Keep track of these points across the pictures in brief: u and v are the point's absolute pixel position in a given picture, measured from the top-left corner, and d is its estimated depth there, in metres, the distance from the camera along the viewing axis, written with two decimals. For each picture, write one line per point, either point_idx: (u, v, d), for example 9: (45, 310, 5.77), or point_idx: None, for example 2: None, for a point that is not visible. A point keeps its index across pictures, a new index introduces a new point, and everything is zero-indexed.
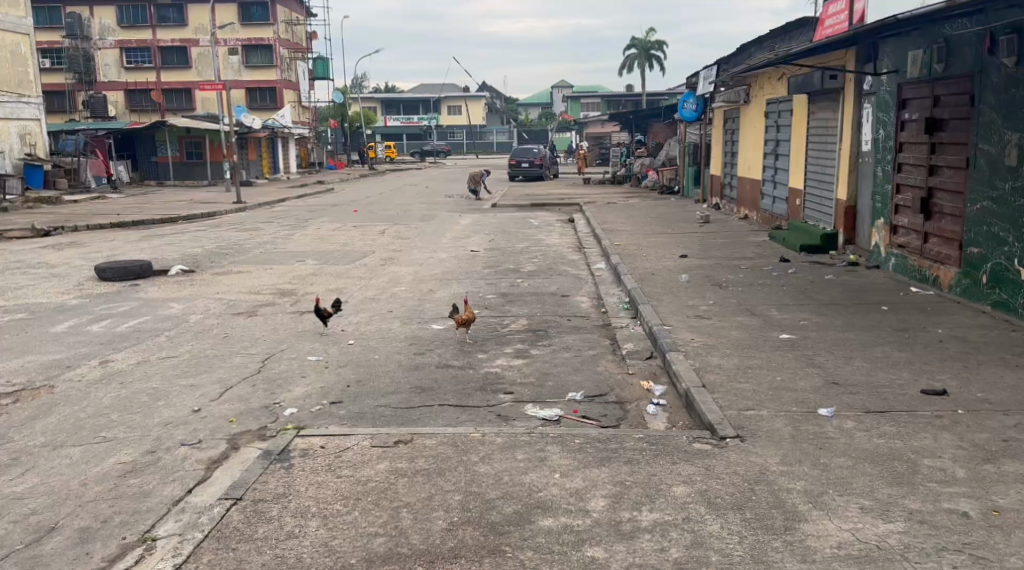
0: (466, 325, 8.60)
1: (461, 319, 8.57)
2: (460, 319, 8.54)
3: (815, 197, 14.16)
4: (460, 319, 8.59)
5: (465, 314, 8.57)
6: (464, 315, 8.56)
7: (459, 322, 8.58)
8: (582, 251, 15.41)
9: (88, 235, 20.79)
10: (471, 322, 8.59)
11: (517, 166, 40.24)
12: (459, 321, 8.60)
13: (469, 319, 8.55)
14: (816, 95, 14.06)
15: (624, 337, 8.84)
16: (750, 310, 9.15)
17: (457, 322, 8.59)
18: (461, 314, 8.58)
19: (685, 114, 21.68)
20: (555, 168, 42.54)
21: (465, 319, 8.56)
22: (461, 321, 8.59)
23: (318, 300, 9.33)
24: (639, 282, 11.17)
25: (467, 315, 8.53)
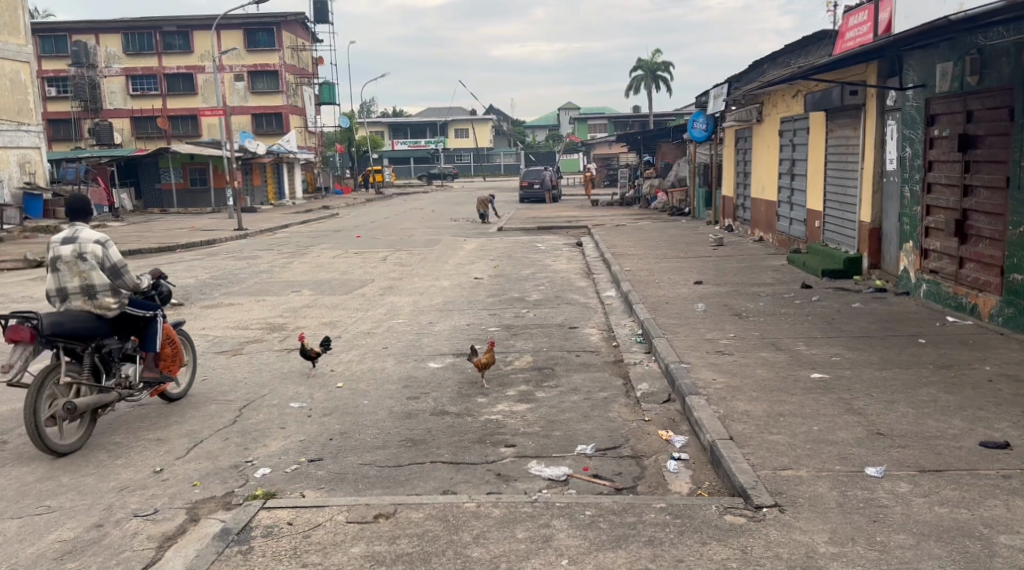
0: (485, 368, 7.77)
1: (480, 363, 7.74)
2: (478, 362, 7.73)
3: (835, 218, 13.40)
4: (478, 363, 7.76)
5: (484, 356, 7.75)
6: (482, 358, 7.74)
7: (478, 366, 7.75)
8: (591, 278, 14.67)
9: (83, 265, 20.18)
10: (489, 365, 7.75)
11: (526, 187, 39.95)
12: (477, 364, 7.77)
13: (488, 362, 7.71)
14: (834, 111, 13.34)
15: (638, 376, 8.08)
16: (776, 344, 8.39)
17: (476, 365, 7.76)
18: (479, 357, 7.76)
19: (695, 134, 20.98)
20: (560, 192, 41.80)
21: (484, 362, 7.73)
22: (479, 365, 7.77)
23: (303, 339, 8.58)
24: (652, 313, 10.42)
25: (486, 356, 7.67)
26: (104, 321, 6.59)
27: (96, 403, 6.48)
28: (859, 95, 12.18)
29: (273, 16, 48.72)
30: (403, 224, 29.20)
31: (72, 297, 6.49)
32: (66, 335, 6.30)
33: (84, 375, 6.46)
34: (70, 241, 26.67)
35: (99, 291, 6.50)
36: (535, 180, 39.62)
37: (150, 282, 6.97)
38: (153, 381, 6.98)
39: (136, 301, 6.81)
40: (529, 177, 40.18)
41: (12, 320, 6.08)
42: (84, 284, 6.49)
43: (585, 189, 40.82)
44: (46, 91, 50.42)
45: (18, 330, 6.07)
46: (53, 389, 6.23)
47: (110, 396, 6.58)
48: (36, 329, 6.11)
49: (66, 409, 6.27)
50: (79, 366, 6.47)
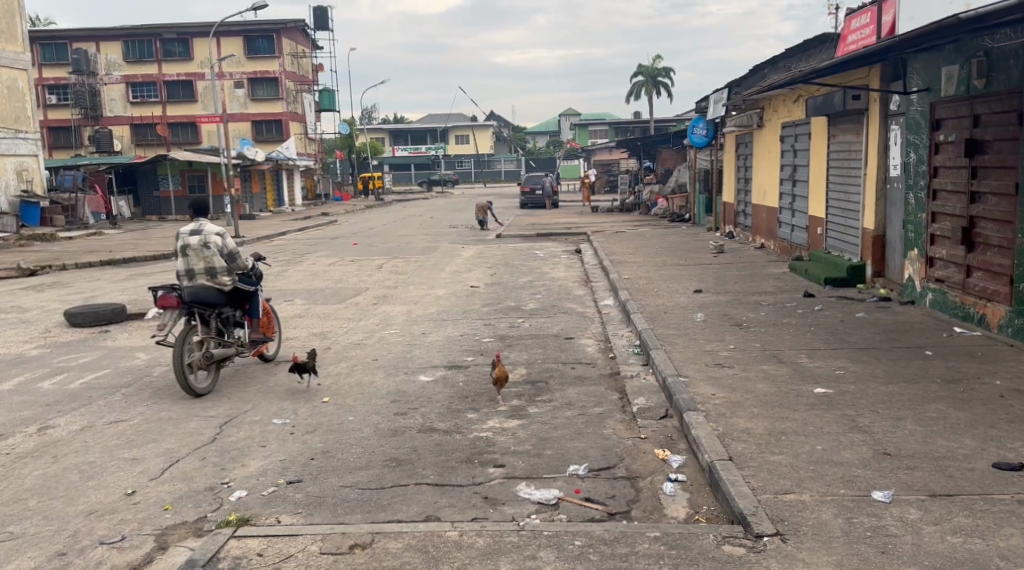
0: (500, 381, 7.47)
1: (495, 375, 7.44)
2: (494, 374, 7.42)
3: (838, 225, 13.13)
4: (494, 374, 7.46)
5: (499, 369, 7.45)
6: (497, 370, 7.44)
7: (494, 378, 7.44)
8: (589, 285, 14.40)
9: (77, 274, 19.93)
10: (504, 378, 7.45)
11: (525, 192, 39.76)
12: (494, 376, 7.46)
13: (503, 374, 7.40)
14: (837, 116, 13.08)
15: (634, 389, 7.80)
16: (777, 356, 8.12)
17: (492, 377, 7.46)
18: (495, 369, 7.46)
19: (695, 140, 20.79)
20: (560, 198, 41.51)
21: (498, 374, 7.43)
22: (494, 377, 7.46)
23: (296, 355, 8.08)
24: (650, 323, 10.14)
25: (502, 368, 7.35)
26: (222, 294, 8.41)
27: (220, 356, 8.32)
28: (863, 99, 11.91)
29: (272, 23, 48.54)
30: (401, 230, 28.95)
31: (199, 276, 8.33)
32: (201, 303, 8.16)
33: (213, 334, 8.30)
34: (65, 249, 26.42)
35: (219, 271, 8.32)
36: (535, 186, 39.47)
37: (253, 264, 8.76)
38: (257, 343, 8.82)
39: (244, 278, 8.63)
40: (528, 183, 40.01)
41: (161, 292, 8.01)
42: (207, 266, 8.31)
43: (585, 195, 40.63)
44: (46, 99, 50.29)
45: (166, 299, 8.00)
46: (192, 344, 8.04)
47: (231, 351, 8.41)
48: (180, 297, 8.02)
49: (201, 360, 8.09)
50: (208, 328, 8.30)
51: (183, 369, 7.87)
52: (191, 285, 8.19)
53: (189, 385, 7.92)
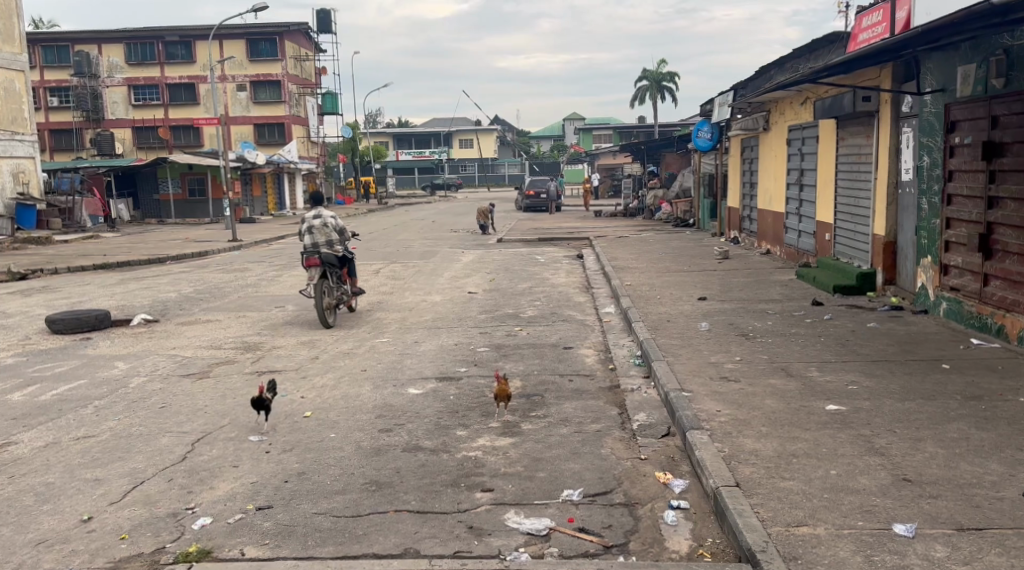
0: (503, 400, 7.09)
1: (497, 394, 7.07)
2: (495, 393, 7.05)
3: (847, 231, 12.68)
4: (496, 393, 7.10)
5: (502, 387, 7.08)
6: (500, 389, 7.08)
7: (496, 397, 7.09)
8: (589, 292, 13.97)
9: (69, 278, 19.58)
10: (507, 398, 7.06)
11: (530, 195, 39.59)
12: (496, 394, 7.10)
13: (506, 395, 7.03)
14: (846, 118, 12.64)
15: (634, 404, 7.36)
16: (787, 370, 7.68)
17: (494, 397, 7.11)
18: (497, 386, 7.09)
19: (699, 143, 20.30)
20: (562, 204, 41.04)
21: (501, 393, 7.04)
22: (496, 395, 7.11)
23: (260, 386, 6.95)
24: (652, 332, 9.71)
25: (504, 388, 6.96)
26: (336, 258, 11.91)
27: (336, 301, 11.78)
28: (872, 101, 11.46)
29: (276, 26, 48.23)
30: (400, 234, 28.54)
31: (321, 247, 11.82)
32: (330, 264, 11.69)
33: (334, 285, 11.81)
34: (60, 252, 26.10)
35: (335, 242, 11.90)
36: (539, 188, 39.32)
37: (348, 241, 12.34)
38: (354, 295, 12.30)
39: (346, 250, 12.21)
40: (530, 185, 39.84)
41: (307, 254, 11.52)
42: (326, 240, 11.88)
43: (587, 198, 40.49)
44: (48, 101, 50.07)
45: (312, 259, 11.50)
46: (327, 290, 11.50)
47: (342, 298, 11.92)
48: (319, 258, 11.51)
49: (330, 302, 11.53)
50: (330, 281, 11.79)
51: (322, 306, 11.28)
52: (321, 251, 11.72)
53: (324, 317, 11.27)
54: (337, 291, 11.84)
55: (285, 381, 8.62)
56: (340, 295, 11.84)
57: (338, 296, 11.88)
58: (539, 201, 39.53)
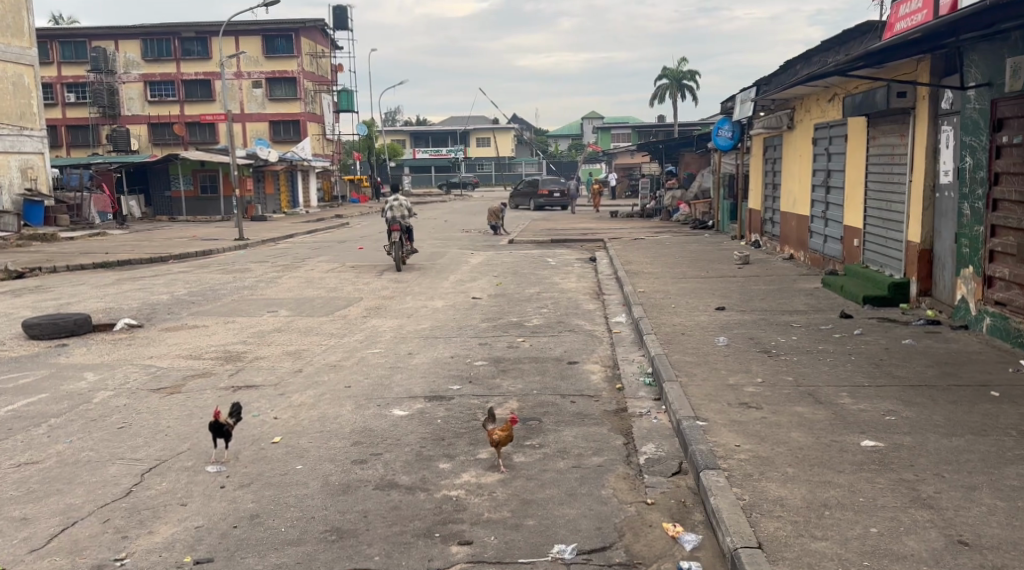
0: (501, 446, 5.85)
1: (494, 440, 5.81)
2: (494, 439, 5.81)
3: (877, 236, 11.81)
4: (492, 438, 5.84)
5: (498, 429, 5.85)
6: (497, 433, 5.84)
7: (494, 444, 5.83)
8: (600, 298, 13.16)
9: (64, 278, 18.91)
10: (508, 441, 5.84)
11: (545, 194, 39.72)
12: (492, 440, 5.84)
13: (509, 435, 5.82)
14: (876, 115, 11.77)
15: (642, 433, 6.55)
16: (815, 395, 6.85)
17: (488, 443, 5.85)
18: (491, 431, 5.86)
19: (720, 142, 19.49)
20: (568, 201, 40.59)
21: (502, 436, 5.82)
22: (492, 441, 5.85)
23: (216, 411, 6.17)
24: (665, 347, 8.88)
25: (510, 423, 5.79)
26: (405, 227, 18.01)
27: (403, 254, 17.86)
28: (907, 96, 10.60)
29: (292, 22, 47.64)
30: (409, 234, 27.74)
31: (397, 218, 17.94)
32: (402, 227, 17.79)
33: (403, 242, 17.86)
34: (62, 250, 25.48)
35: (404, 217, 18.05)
36: (555, 189, 39.55)
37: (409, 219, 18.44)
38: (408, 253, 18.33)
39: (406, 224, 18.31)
40: (546, 184, 39.67)
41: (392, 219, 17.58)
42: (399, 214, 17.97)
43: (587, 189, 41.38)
44: (65, 97, 49.79)
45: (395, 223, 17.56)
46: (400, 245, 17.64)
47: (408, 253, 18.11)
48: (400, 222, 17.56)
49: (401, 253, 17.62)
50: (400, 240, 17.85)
51: (399, 255, 17.30)
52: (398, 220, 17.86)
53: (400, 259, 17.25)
54: (406, 249, 18.02)
55: (260, 399, 7.85)
56: (407, 251, 17.99)
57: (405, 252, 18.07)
58: (552, 200, 40.08)
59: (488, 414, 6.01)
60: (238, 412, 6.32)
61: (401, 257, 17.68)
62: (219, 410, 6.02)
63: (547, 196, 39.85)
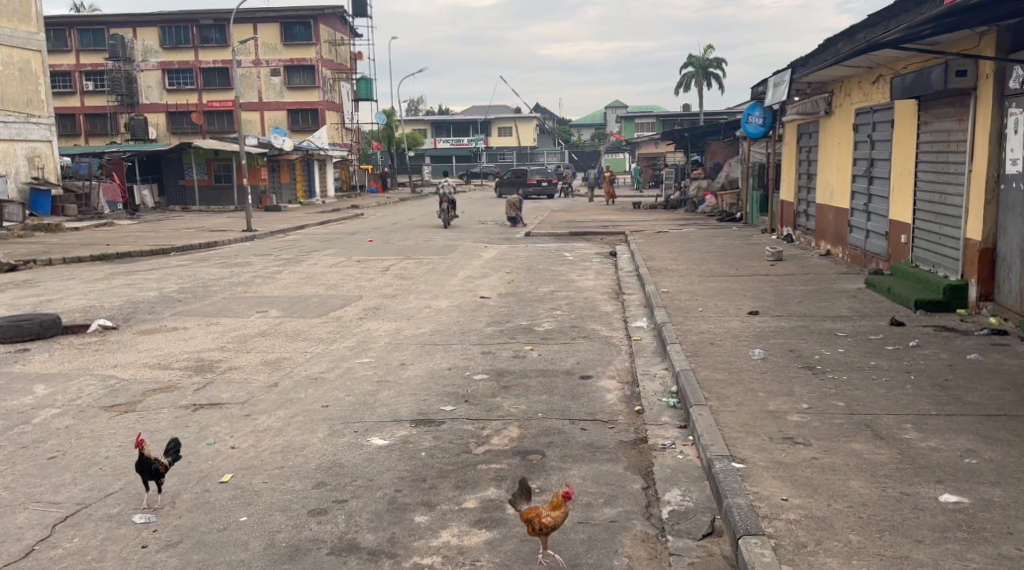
0: (548, 534, 4.36)
1: (548, 526, 4.32)
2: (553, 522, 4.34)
3: (930, 231, 10.56)
4: (541, 524, 4.33)
5: (546, 512, 4.35)
6: (546, 516, 4.34)
7: (546, 531, 4.33)
8: (619, 298, 12.01)
9: (57, 272, 17.96)
10: (558, 526, 4.37)
11: (535, 184, 39.99)
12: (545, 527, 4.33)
13: (563, 515, 4.37)
14: (930, 97, 10.51)
15: (663, 473, 5.40)
16: (874, 429, 5.69)
17: (534, 530, 4.33)
18: (535, 516, 4.34)
19: (749, 130, 18.19)
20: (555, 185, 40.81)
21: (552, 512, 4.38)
22: (540, 527, 4.34)
23: (141, 440, 5.18)
24: (692, 360, 7.72)
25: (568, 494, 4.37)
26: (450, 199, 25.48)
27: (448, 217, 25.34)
28: (968, 75, 9.33)
29: (312, 9, 46.41)
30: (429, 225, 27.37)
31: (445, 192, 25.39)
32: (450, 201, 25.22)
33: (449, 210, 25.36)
34: (64, 240, 24.66)
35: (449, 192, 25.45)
36: (544, 179, 40.10)
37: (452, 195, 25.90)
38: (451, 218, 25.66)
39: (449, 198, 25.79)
40: (536, 174, 39.91)
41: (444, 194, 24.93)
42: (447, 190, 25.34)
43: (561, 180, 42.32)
44: (83, 85, 49.07)
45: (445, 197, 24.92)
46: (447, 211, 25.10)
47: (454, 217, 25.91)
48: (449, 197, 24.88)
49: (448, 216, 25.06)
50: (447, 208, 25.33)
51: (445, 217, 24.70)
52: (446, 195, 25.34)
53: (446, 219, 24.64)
54: (451, 215, 25.51)
55: (220, 423, 6.77)
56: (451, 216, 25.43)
57: (450, 217, 25.73)
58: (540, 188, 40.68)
59: (514, 490, 4.50)
60: (177, 448, 5.32)
61: (448, 220, 25.29)
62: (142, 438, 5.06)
63: (537, 185, 40.17)
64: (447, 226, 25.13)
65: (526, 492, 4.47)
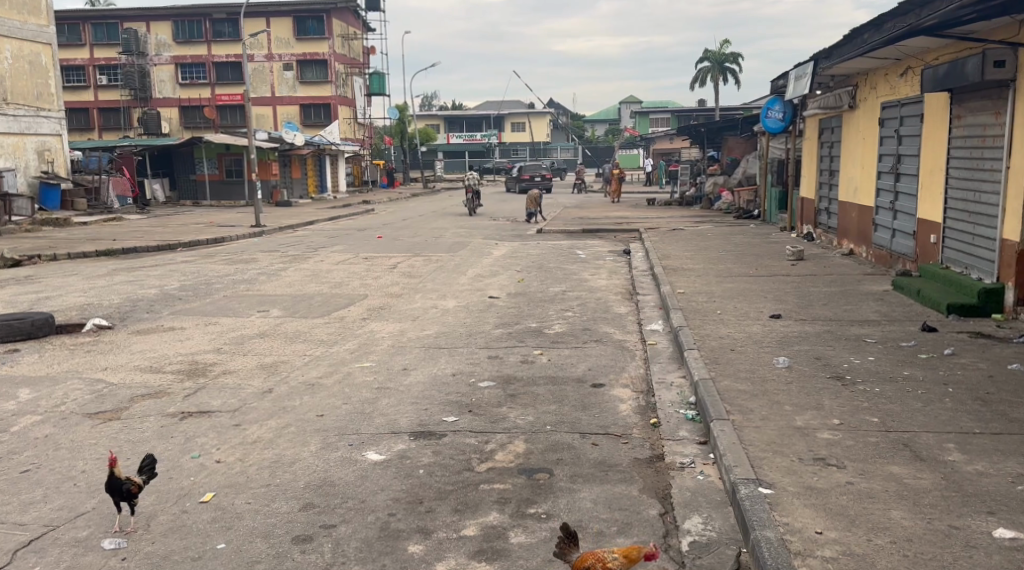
0: None
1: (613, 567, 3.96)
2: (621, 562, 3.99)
3: (962, 230, 10.03)
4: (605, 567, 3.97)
5: (610, 556, 4.01)
6: (610, 560, 3.99)
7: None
8: (634, 299, 11.53)
9: (59, 267, 17.59)
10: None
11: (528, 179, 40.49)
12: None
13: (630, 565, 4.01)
14: (963, 90, 9.96)
15: (683, 498, 4.94)
16: (913, 450, 5.21)
17: None
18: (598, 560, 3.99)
19: (769, 125, 17.66)
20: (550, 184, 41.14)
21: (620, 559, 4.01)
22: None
23: (115, 459, 4.77)
24: (712, 368, 7.24)
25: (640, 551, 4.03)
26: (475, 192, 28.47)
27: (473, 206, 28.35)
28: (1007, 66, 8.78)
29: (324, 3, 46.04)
30: (456, 215, 28.74)
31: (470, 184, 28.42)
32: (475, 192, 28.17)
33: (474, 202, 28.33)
34: (70, 235, 24.33)
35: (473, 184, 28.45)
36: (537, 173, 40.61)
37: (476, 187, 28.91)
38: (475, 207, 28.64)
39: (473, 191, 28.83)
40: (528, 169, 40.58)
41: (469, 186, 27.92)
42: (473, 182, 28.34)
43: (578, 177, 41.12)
44: (96, 79, 48.84)
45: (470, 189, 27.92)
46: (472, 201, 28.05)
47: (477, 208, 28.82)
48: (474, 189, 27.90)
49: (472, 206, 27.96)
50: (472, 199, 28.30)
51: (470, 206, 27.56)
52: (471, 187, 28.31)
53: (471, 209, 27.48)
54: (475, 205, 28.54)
55: (207, 434, 6.34)
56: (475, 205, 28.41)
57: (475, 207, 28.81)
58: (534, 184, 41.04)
59: (559, 542, 4.19)
60: (151, 467, 4.91)
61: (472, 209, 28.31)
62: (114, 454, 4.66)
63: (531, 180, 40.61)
64: (472, 216, 28.10)
65: (574, 539, 4.18)
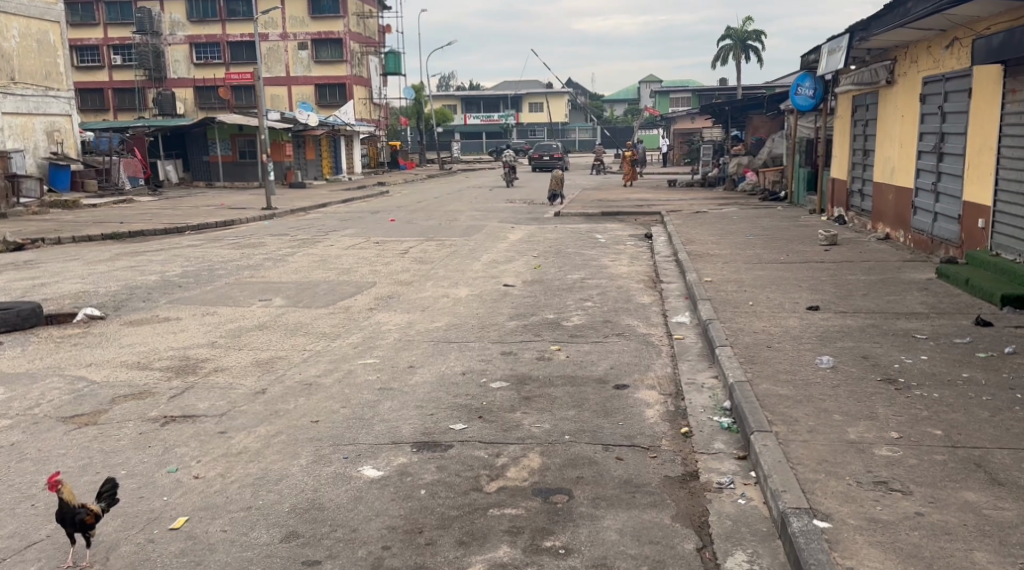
0: None
1: None
2: None
3: (1016, 214, 9.26)
4: None
5: None
6: None
7: None
8: (657, 288, 10.85)
9: (61, 251, 17.09)
10: None
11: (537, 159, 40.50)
12: None
13: None
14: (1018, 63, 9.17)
15: (723, 529, 4.30)
16: (988, 472, 4.53)
17: None
18: None
19: (798, 102, 16.88)
20: (561, 164, 40.97)
21: None
22: None
23: (66, 484, 4.20)
24: (747, 369, 6.56)
25: None
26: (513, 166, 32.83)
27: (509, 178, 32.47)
28: None
29: None
30: (473, 197, 28.10)
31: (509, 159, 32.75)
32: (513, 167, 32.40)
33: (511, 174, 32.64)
34: (77, 218, 23.80)
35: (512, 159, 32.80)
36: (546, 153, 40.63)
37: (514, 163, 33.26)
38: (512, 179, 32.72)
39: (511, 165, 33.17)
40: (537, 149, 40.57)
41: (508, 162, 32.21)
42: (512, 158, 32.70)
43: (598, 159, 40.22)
44: (111, 60, 48.35)
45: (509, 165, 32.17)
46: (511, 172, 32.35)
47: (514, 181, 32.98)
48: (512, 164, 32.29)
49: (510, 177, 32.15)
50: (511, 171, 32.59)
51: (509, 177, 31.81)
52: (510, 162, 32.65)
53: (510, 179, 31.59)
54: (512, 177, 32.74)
55: (188, 443, 5.72)
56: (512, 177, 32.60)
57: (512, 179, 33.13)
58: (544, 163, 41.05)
59: None
60: (110, 492, 4.33)
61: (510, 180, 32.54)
62: (60, 479, 4.09)
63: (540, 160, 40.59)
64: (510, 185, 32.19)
65: None
